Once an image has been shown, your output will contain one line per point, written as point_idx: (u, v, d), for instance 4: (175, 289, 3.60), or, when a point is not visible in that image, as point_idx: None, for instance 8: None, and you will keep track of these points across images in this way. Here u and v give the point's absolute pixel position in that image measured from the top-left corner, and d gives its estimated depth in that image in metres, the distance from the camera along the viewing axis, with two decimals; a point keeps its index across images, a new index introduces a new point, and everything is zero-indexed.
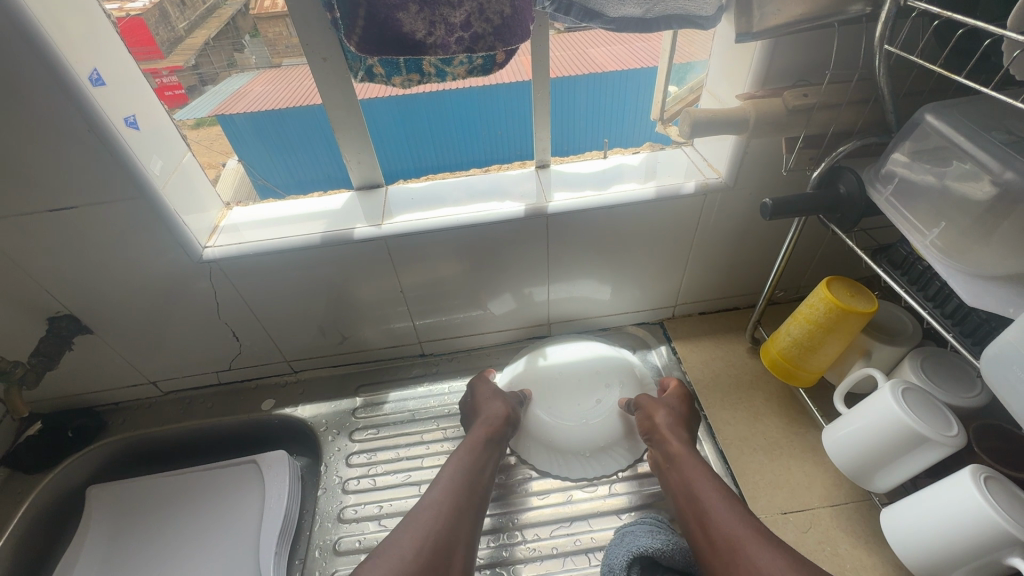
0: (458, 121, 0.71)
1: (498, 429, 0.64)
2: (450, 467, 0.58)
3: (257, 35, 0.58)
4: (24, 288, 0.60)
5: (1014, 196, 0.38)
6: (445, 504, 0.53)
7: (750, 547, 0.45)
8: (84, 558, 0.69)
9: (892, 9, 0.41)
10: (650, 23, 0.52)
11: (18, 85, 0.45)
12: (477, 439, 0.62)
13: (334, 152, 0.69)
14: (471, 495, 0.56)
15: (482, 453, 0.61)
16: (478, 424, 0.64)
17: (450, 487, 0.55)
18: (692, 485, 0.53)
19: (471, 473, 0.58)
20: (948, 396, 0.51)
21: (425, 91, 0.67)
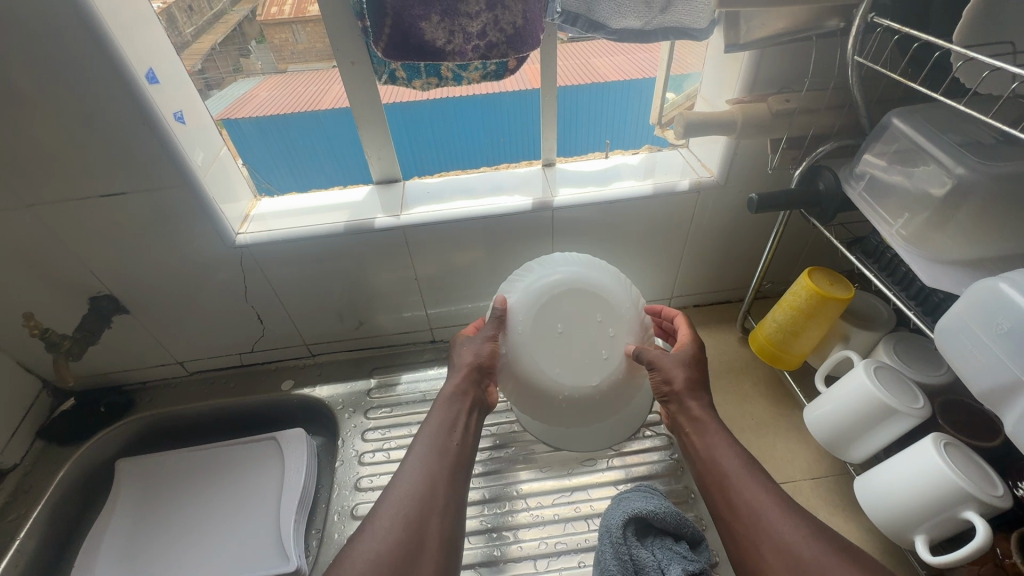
0: (456, 127, 0.76)
1: (488, 375, 0.58)
2: (433, 433, 0.54)
3: (263, 40, 0.66)
4: (71, 268, 0.66)
5: (965, 189, 0.44)
6: (423, 478, 0.50)
7: (775, 518, 0.46)
8: (115, 518, 0.73)
9: (860, 25, 0.46)
10: (648, 34, 0.59)
11: (85, 81, 0.51)
12: (466, 396, 0.57)
13: (338, 156, 0.75)
14: (456, 458, 0.53)
15: (471, 411, 0.57)
16: (467, 373, 0.57)
17: (441, 455, 0.52)
18: (718, 454, 0.51)
19: (452, 435, 0.54)
20: (917, 375, 0.56)
21: (427, 99, 0.71)
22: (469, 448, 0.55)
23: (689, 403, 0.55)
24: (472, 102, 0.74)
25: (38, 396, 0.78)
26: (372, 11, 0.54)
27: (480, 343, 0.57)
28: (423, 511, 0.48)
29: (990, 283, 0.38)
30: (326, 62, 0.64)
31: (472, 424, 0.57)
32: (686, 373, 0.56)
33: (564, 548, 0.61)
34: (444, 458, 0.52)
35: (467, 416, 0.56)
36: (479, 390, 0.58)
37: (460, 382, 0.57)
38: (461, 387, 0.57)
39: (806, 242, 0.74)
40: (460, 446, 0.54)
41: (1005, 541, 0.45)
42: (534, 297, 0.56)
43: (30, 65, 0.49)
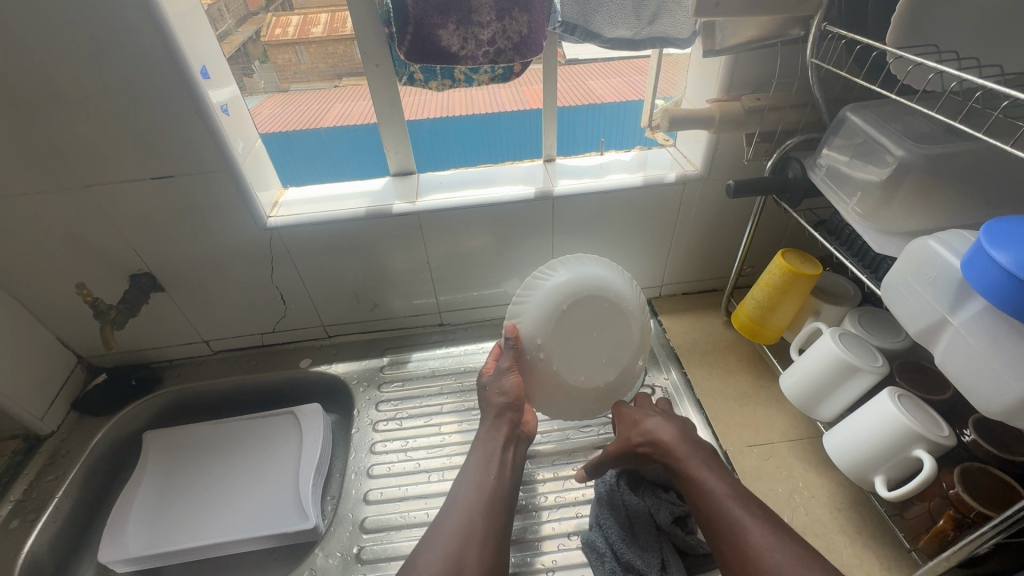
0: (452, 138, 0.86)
1: (517, 411, 0.63)
2: (476, 469, 0.59)
3: (266, 61, 0.78)
4: (117, 246, 0.73)
5: (905, 169, 0.51)
6: (467, 504, 0.55)
7: (765, 546, 0.47)
8: (144, 483, 0.78)
9: (815, 33, 0.54)
10: (637, 43, 0.67)
11: (148, 76, 0.59)
12: (501, 432, 0.62)
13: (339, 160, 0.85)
14: (503, 491, 0.57)
15: (508, 446, 0.61)
16: (501, 415, 0.62)
17: (481, 489, 0.57)
18: (704, 493, 0.53)
19: (490, 471, 0.58)
20: (879, 340, 0.63)
21: (429, 117, 0.83)
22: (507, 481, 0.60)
23: (670, 450, 0.59)
24: (469, 122, 0.86)
25: (73, 371, 0.84)
26: (397, 19, 0.62)
27: (505, 377, 0.63)
28: (463, 542, 0.51)
29: (922, 241, 0.45)
30: (329, 81, 0.78)
31: (514, 460, 0.61)
32: (665, 429, 0.61)
33: (563, 501, 0.67)
34: (482, 494, 0.56)
35: (506, 451, 0.61)
36: (515, 425, 0.63)
37: (495, 421, 0.62)
38: (498, 427, 0.62)
39: (782, 230, 0.82)
40: (504, 482, 0.58)
41: (949, 474, 0.51)
42: (542, 315, 0.62)
43: (103, 62, 0.57)
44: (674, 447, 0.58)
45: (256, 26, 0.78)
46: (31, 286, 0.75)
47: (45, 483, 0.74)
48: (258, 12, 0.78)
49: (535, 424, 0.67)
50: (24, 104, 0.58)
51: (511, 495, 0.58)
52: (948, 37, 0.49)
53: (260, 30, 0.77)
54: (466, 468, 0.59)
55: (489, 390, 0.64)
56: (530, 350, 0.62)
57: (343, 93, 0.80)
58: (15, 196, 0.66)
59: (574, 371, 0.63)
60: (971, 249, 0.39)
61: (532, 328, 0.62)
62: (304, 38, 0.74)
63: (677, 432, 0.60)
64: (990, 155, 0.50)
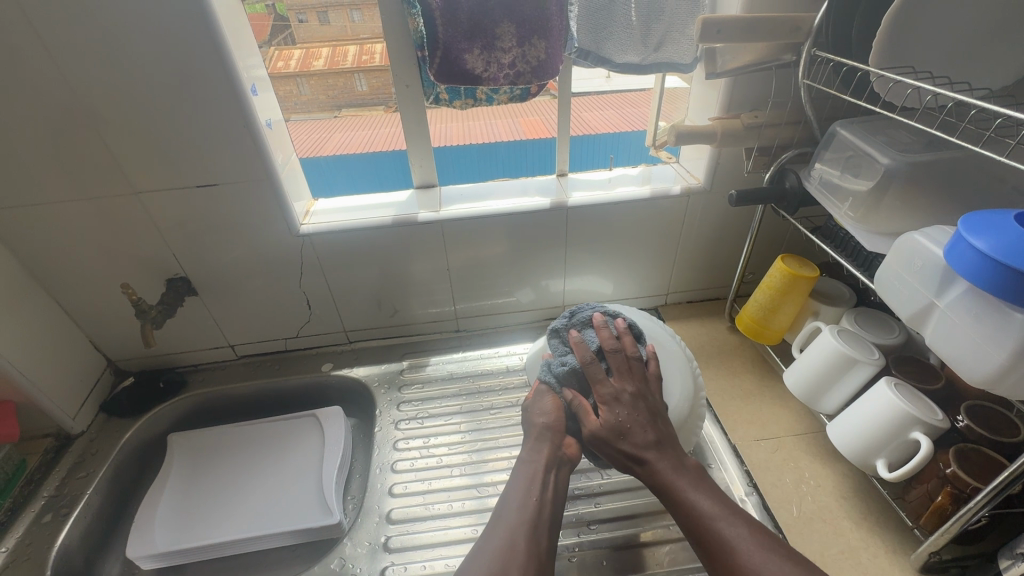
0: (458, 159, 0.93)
1: (559, 432, 0.62)
2: (519, 487, 0.58)
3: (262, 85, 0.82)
4: (157, 250, 0.77)
5: (891, 176, 0.57)
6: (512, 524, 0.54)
7: (719, 529, 0.51)
8: (171, 481, 0.80)
9: (805, 57, 0.61)
10: (645, 67, 0.74)
11: (203, 92, 0.65)
12: (544, 456, 0.60)
13: (353, 182, 0.90)
14: (546, 515, 0.56)
15: (552, 469, 0.59)
16: (543, 439, 0.62)
17: (523, 509, 0.56)
18: (689, 498, 0.54)
19: (534, 489, 0.57)
20: (875, 336, 0.68)
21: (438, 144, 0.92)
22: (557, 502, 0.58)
23: (642, 448, 0.57)
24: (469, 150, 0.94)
25: (102, 374, 0.88)
26: (428, 44, 0.68)
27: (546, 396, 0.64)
28: (503, 564, 0.50)
29: (909, 236, 0.50)
30: (328, 112, 0.89)
31: (558, 484, 0.59)
32: (636, 427, 0.58)
33: (581, 492, 0.71)
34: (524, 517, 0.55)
35: (550, 475, 0.59)
36: (559, 450, 0.61)
37: (537, 443, 0.62)
38: (540, 449, 0.61)
39: (780, 239, 0.88)
40: (546, 504, 0.57)
41: (945, 454, 0.55)
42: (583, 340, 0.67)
43: (164, 79, 0.63)
44: (649, 455, 0.57)
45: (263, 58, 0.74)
46: (73, 289, 0.79)
47: (76, 480, 0.76)
48: (262, 46, 0.74)
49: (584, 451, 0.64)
50: (90, 117, 0.64)
51: (556, 520, 0.57)
52: (922, 59, 0.56)
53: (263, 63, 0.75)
54: (508, 488, 0.59)
55: (534, 410, 0.65)
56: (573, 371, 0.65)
57: (341, 122, 0.91)
58: (69, 202, 0.70)
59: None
60: (951, 239, 0.44)
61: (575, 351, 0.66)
62: (306, 72, 0.82)
63: (653, 432, 0.58)
64: (966, 161, 0.56)
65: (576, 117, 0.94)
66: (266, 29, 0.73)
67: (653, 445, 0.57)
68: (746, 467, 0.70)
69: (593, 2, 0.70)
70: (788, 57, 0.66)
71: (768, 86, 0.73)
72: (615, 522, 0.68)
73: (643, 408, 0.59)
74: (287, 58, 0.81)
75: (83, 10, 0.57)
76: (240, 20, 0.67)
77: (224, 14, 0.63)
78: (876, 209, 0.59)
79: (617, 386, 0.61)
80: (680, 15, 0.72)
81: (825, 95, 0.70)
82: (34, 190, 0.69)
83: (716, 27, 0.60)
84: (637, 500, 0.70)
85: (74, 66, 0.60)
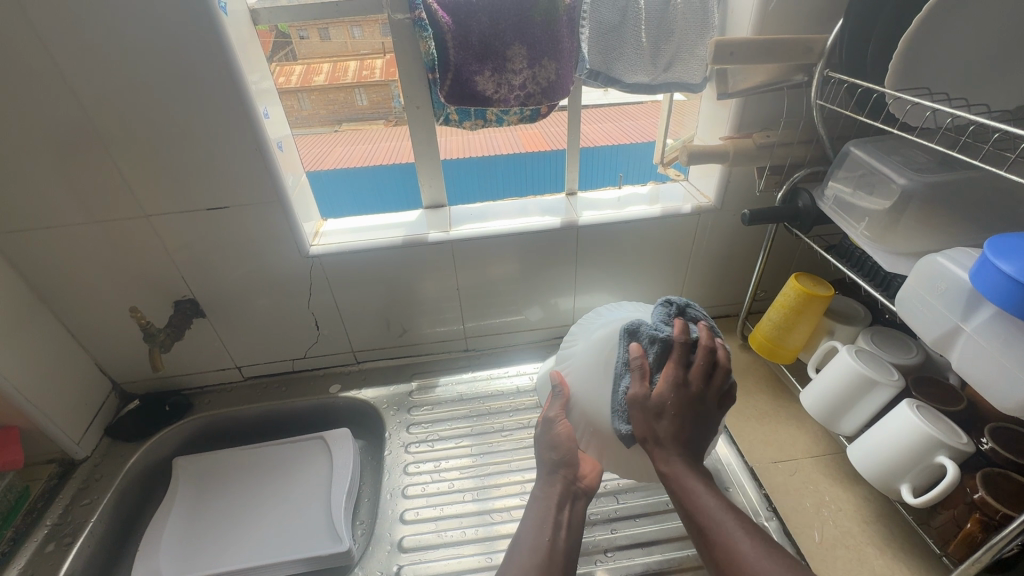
0: (462, 175, 0.91)
1: (571, 469, 0.64)
2: (534, 523, 0.60)
3: None
4: (166, 273, 0.77)
5: (909, 196, 0.57)
6: (531, 563, 0.55)
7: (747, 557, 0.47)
8: (176, 508, 0.79)
9: (817, 78, 0.62)
10: (655, 88, 0.74)
11: (215, 115, 0.65)
12: (556, 493, 0.63)
13: (357, 203, 0.90)
14: (561, 557, 0.57)
15: (564, 505, 0.62)
16: (556, 474, 0.64)
17: (535, 552, 0.56)
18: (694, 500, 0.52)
19: (544, 531, 0.58)
20: (892, 356, 0.67)
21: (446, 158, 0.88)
22: (570, 545, 0.59)
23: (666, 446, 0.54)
24: (469, 164, 0.91)
25: (108, 398, 0.86)
26: (438, 66, 0.67)
27: (554, 425, 0.63)
28: None
29: (930, 258, 0.50)
30: (328, 126, 0.84)
31: (571, 521, 0.61)
32: (670, 419, 0.54)
33: (597, 518, 0.70)
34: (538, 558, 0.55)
35: (562, 510, 0.61)
36: (571, 483, 0.64)
37: (550, 481, 0.64)
38: (552, 487, 0.63)
39: (792, 256, 0.88)
40: (560, 546, 0.58)
41: (972, 479, 0.54)
42: (585, 356, 0.62)
43: (177, 102, 0.63)
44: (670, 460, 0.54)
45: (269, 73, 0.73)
46: (79, 312, 0.78)
47: (80, 507, 0.74)
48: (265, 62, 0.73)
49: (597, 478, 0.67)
50: (102, 140, 0.64)
51: (570, 555, 0.58)
52: (936, 80, 0.56)
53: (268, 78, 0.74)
54: (519, 529, 0.60)
55: (545, 443, 0.64)
56: (577, 391, 0.61)
57: (343, 136, 0.87)
58: (78, 225, 0.70)
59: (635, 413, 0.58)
60: (977, 262, 0.44)
61: (578, 370, 0.62)
62: (308, 87, 0.78)
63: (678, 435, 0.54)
64: (984, 181, 0.56)
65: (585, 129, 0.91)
66: (270, 45, 0.73)
67: (674, 436, 0.54)
68: (765, 490, 0.69)
69: (603, 24, 0.71)
70: (800, 77, 0.67)
71: (779, 105, 0.73)
72: (633, 549, 0.66)
73: (688, 399, 0.55)
74: (289, 74, 0.77)
75: (99, 36, 0.58)
76: (251, 43, 0.68)
77: (237, 38, 0.63)
78: (893, 228, 0.59)
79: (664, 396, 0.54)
80: (690, 36, 0.72)
81: (836, 114, 0.70)
82: (43, 214, 0.68)
83: (729, 49, 0.60)
84: (653, 526, 0.68)
85: (87, 91, 0.61)
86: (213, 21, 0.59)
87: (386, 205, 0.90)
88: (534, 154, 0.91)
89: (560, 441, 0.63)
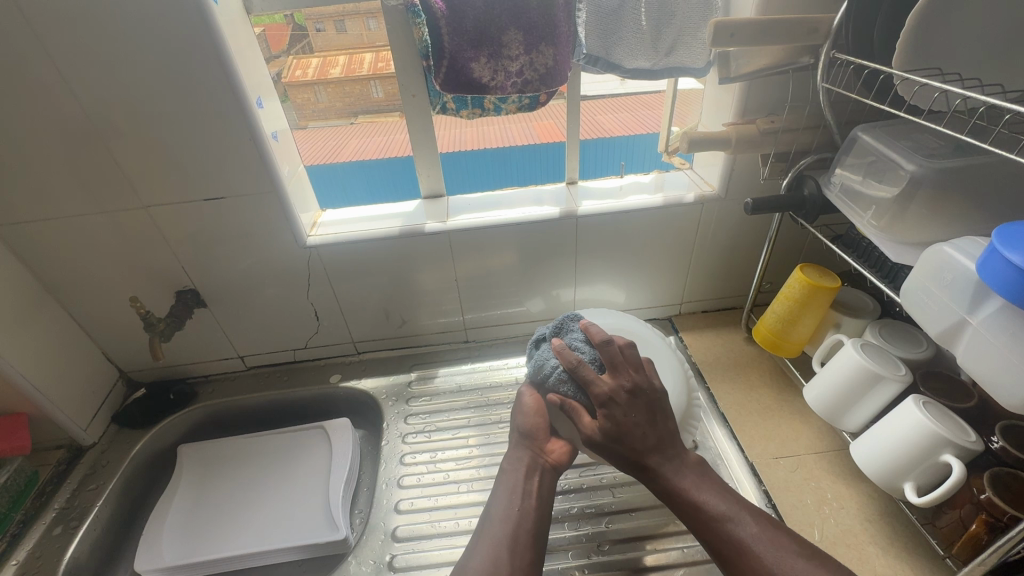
0: (472, 167, 0.89)
1: (537, 440, 0.64)
2: (506, 495, 0.59)
3: (287, 100, 0.78)
4: (167, 264, 0.78)
5: (916, 185, 0.54)
6: (501, 536, 0.55)
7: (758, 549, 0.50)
8: (179, 496, 0.80)
9: (823, 60, 0.59)
10: (657, 73, 0.72)
11: (210, 106, 0.65)
12: (523, 462, 0.62)
13: (370, 195, 0.89)
14: (528, 527, 0.56)
15: (532, 476, 0.61)
16: (524, 448, 0.64)
17: (506, 522, 0.56)
18: (699, 498, 0.54)
19: (515, 500, 0.58)
20: (901, 350, 0.65)
21: (444, 151, 0.88)
22: (543, 513, 0.58)
23: (644, 452, 0.57)
24: (482, 155, 0.90)
25: (114, 386, 0.88)
26: (433, 53, 0.66)
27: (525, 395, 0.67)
28: (495, 550, 0.53)
29: (938, 247, 0.48)
30: (345, 119, 0.85)
31: (541, 490, 0.60)
32: (634, 429, 0.57)
33: (590, 512, 0.69)
34: (509, 530, 0.55)
35: (531, 480, 0.60)
36: (540, 454, 0.63)
37: (519, 451, 0.64)
38: (519, 457, 0.63)
39: (800, 246, 0.85)
40: (527, 514, 0.57)
41: (979, 479, 0.52)
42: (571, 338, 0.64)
43: (170, 94, 0.63)
44: (653, 461, 0.56)
45: (279, 68, 0.75)
46: (85, 301, 0.80)
47: (87, 492, 0.76)
48: (280, 55, 0.75)
49: (569, 457, 0.64)
50: (100, 132, 0.65)
51: (541, 529, 0.57)
52: (947, 62, 0.54)
53: (281, 72, 0.76)
54: (490, 501, 0.60)
55: (518, 409, 0.67)
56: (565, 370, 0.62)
57: (359, 129, 0.88)
58: (80, 216, 0.71)
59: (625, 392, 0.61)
60: (985, 251, 0.41)
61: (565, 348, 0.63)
62: (323, 80, 0.79)
63: (653, 434, 0.57)
64: (1001, 167, 0.53)
65: (599, 118, 0.91)
66: (285, 40, 0.74)
67: (654, 450, 0.57)
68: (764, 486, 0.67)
69: (602, 7, 0.69)
70: (807, 60, 0.64)
71: (785, 89, 0.71)
72: (627, 544, 0.65)
73: (640, 408, 0.58)
74: (305, 67, 0.78)
75: (91, 28, 0.58)
76: (245, 33, 0.68)
77: (230, 28, 0.63)
78: (902, 217, 0.56)
79: (620, 418, 0.57)
80: (694, 18, 0.70)
81: (845, 99, 0.67)
82: (46, 205, 0.69)
83: (730, 30, 0.58)
84: (649, 520, 0.68)
85: (82, 82, 0.61)
86: (204, 11, 0.58)
87: (398, 195, 0.89)
88: (546, 146, 0.89)
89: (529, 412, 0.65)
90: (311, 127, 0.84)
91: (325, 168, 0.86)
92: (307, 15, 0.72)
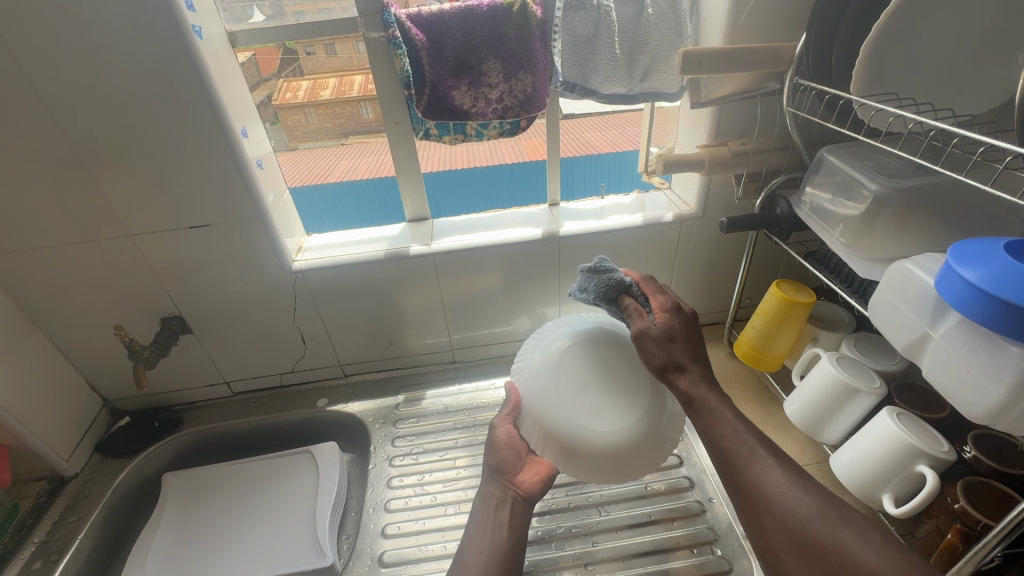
0: (461, 190, 0.91)
1: (508, 473, 0.66)
2: (482, 528, 0.62)
3: (276, 121, 0.81)
4: (153, 291, 0.78)
5: (880, 205, 0.56)
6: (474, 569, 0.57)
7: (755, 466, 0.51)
8: (163, 525, 0.79)
9: (788, 87, 0.62)
10: (632, 98, 0.75)
11: (196, 138, 0.66)
12: (493, 496, 0.65)
13: (364, 216, 0.90)
14: (500, 555, 0.58)
15: (501, 507, 0.63)
16: (495, 484, 0.66)
17: (479, 555, 0.59)
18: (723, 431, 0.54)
19: (489, 531, 0.61)
20: (875, 363, 0.66)
21: (430, 171, 0.89)
22: (518, 547, 0.61)
23: (683, 359, 0.58)
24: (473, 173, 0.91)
25: (99, 414, 0.88)
26: (414, 83, 0.68)
27: (497, 429, 0.67)
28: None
29: (900, 264, 0.50)
30: (335, 139, 0.86)
31: (511, 521, 0.62)
32: (682, 341, 0.59)
33: (578, 531, 0.69)
34: (480, 560, 0.58)
35: (501, 511, 0.63)
36: (510, 487, 0.65)
37: (490, 486, 0.66)
38: (490, 492, 0.65)
39: (778, 262, 0.87)
40: (500, 544, 0.60)
41: (953, 488, 0.53)
42: (536, 368, 0.64)
43: (158, 127, 0.65)
44: (684, 368, 0.57)
45: (268, 91, 0.78)
46: (69, 330, 0.80)
47: (69, 524, 0.75)
48: (271, 77, 0.78)
49: (540, 487, 0.66)
50: (84, 163, 0.65)
51: (513, 557, 0.59)
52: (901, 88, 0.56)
53: (271, 94, 0.79)
54: (467, 535, 0.62)
55: (490, 445, 0.68)
56: (527, 400, 0.63)
57: (349, 150, 0.88)
58: (65, 246, 0.72)
59: (588, 419, 0.60)
60: (942, 269, 0.43)
61: (528, 379, 0.64)
62: (313, 102, 0.81)
63: (696, 352, 0.59)
64: (956, 187, 0.56)
65: (587, 136, 0.92)
66: (275, 62, 0.76)
67: (689, 362, 0.58)
68: None
69: (576, 36, 0.71)
70: (773, 85, 0.67)
71: (754, 111, 0.74)
72: (615, 562, 0.65)
73: (692, 329, 0.60)
74: (296, 90, 0.81)
75: (80, 67, 0.59)
76: (230, 65, 0.69)
77: (215, 62, 0.65)
78: (868, 235, 0.58)
79: (670, 327, 0.58)
80: (665, 45, 0.73)
81: (810, 122, 0.70)
82: (30, 236, 0.70)
83: (697, 59, 0.60)
84: (638, 538, 0.68)
85: (67, 115, 0.62)
86: (189, 46, 0.60)
87: (393, 213, 0.91)
88: (535, 163, 0.91)
89: (501, 448, 0.67)
90: (303, 148, 0.86)
91: (313, 189, 0.88)
92: (298, 41, 0.73)
